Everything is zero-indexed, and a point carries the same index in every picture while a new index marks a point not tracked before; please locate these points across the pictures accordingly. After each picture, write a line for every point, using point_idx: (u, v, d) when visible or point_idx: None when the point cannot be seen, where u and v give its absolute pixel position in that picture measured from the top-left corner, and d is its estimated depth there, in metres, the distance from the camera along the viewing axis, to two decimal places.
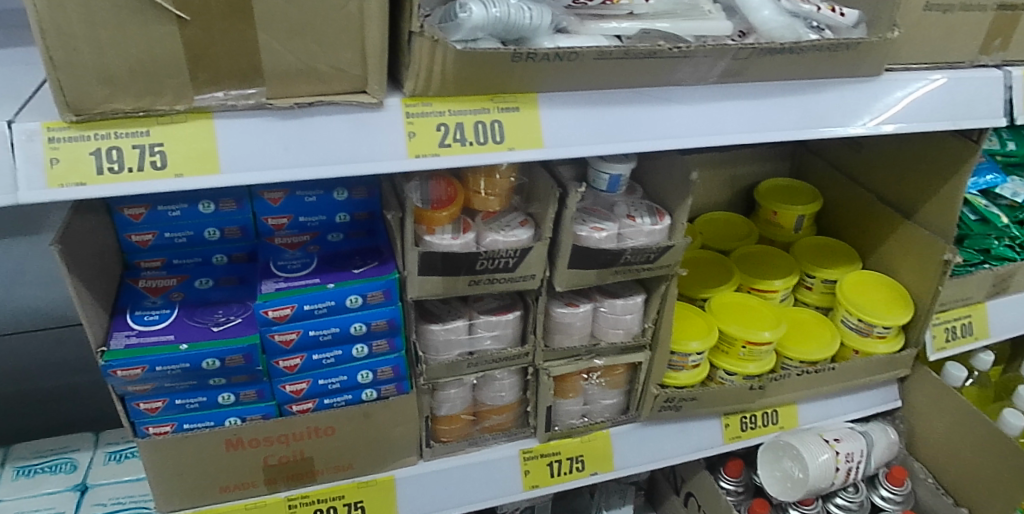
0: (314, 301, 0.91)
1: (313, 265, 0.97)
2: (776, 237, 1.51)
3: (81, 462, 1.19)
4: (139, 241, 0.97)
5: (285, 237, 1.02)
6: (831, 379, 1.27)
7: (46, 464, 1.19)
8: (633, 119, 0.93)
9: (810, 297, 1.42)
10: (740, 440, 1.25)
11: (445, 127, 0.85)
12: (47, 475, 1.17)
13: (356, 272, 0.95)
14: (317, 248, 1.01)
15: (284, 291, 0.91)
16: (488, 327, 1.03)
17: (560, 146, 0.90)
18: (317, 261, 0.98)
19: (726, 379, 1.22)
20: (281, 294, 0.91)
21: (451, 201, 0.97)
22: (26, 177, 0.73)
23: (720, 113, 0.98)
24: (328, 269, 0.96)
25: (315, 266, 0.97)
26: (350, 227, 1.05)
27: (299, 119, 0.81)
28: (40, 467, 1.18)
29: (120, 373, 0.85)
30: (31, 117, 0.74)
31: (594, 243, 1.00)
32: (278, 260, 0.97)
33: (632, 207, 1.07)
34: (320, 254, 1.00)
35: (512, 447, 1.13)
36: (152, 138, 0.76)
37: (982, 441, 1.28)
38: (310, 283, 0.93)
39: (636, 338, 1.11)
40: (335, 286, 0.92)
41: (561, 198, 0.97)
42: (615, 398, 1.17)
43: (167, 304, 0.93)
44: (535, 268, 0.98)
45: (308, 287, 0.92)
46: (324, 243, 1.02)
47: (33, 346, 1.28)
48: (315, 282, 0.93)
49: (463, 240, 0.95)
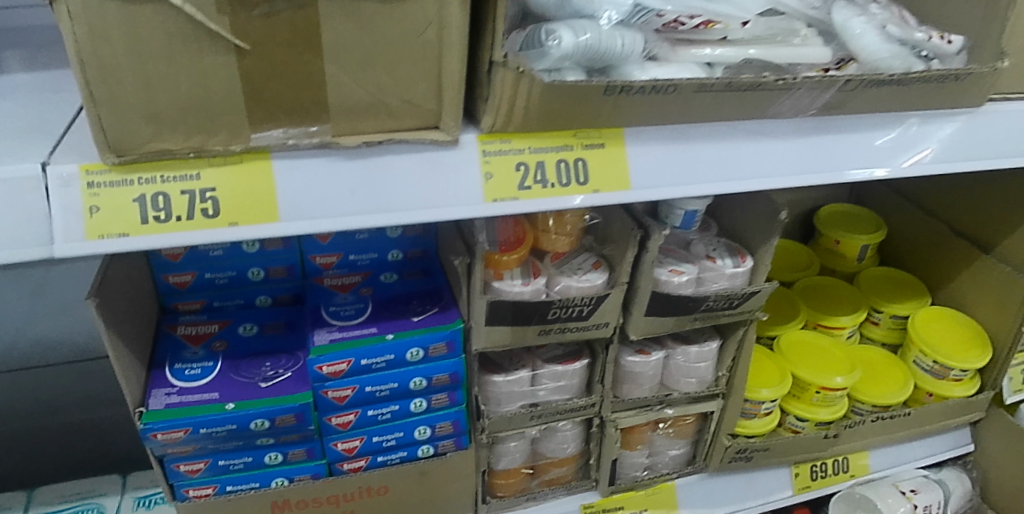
0: (372, 355, 0.83)
1: (367, 311, 0.89)
2: (837, 267, 1.42)
3: (108, 508, 1.10)
4: (177, 283, 0.90)
5: (335, 277, 0.94)
6: (907, 425, 1.18)
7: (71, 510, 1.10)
8: (729, 159, 0.86)
9: (876, 333, 1.33)
10: (810, 491, 1.16)
11: (525, 167, 0.76)
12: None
13: (416, 320, 0.87)
14: (370, 291, 0.92)
15: (340, 343, 0.83)
16: (553, 377, 0.94)
17: (645, 185, 0.81)
18: (371, 307, 0.90)
19: (796, 425, 1.13)
20: (336, 347, 0.82)
21: (519, 242, 0.88)
22: (63, 228, 0.64)
23: (815, 149, 0.90)
24: (385, 316, 0.88)
25: (370, 313, 0.88)
26: (403, 267, 0.97)
27: (366, 159, 0.71)
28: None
29: (161, 436, 0.77)
30: (67, 158, 0.65)
31: (673, 287, 0.92)
32: (329, 305, 0.89)
33: (710, 246, 0.98)
34: (374, 298, 0.91)
35: (573, 502, 1.04)
36: (202, 182, 0.67)
37: None
38: (366, 333, 0.84)
39: (709, 388, 1.03)
40: (394, 337, 0.84)
41: (641, 240, 0.87)
42: (682, 449, 1.08)
43: (209, 355, 0.85)
44: (610, 315, 0.89)
45: (365, 338, 0.83)
46: (376, 284, 0.94)
47: (55, 380, 1.19)
48: (372, 331, 0.85)
49: (534, 287, 0.86)
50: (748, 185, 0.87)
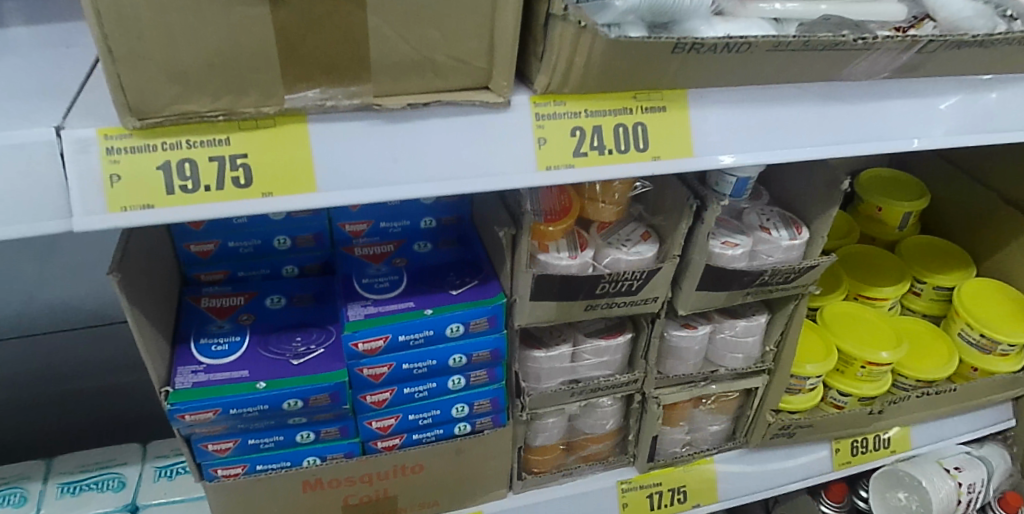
0: (410, 331, 0.77)
1: (402, 284, 0.83)
2: (878, 234, 1.36)
3: (130, 477, 1.07)
4: (200, 252, 0.84)
5: (366, 246, 0.88)
6: (952, 400, 1.14)
7: (92, 480, 1.06)
8: (799, 126, 0.79)
9: (918, 304, 1.28)
10: (850, 466, 1.13)
11: (581, 132, 0.70)
12: (96, 493, 1.04)
13: (454, 293, 0.81)
14: (403, 262, 0.87)
15: (376, 318, 0.78)
16: (596, 353, 0.90)
17: (708, 152, 0.75)
18: (406, 279, 0.84)
19: (838, 400, 1.10)
20: (372, 322, 0.77)
21: (566, 212, 0.82)
22: (81, 199, 0.58)
23: (886, 116, 0.83)
24: (421, 289, 0.82)
25: (405, 286, 0.83)
26: (437, 235, 0.92)
27: (409, 123, 0.65)
28: (86, 484, 1.05)
29: (189, 417, 0.72)
30: (84, 121, 0.58)
31: (727, 261, 0.86)
32: (362, 277, 0.84)
33: (764, 216, 0.92)
34: (409, 269, 0.86)
35: (609, 478, 1.01)
36: (232, 148, 0.61)
37: None
38: (403, 307, 0.79)
39: (756, 363, 0.98)
40: (433, 312, 0.78)
41: (697, 211, 0.81)
42: (723, 424, 1.05)
43: (236, 329, 0.80)
44: (660, 290, 0.84)
45: (404, 314, 0.78)
46: (409, 254, 0.88)
47: (71, 345, 1.15)
48: (409, 306, 0.80)
49: (581, 259, 0.81)
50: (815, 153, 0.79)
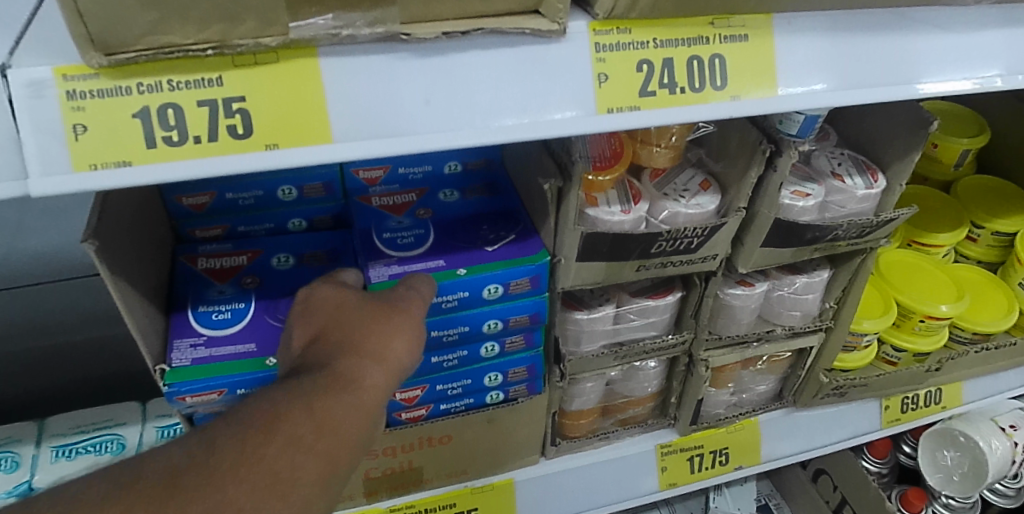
0: (443, 293, 0.67)
1: (428, 239, 0.72)
2: (932, 173, 1.24)
3: (128, 438, 0.99)
4: (193, 205, 0.73)
5: (385, 196, 0.77)
6: (1010, 355, 1.07)
7: (87, 443, 0.99)
8: (901, 59, 0.66)
9: (973, 250, 1.19)
10: (898, 424, 1.07)
11: (649, 66, 0.57)
12: (93, 457, 0.97)
13: (489, 250, 0.71)
14: (428, 213, 0.76)
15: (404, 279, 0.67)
16: (642, 313, 0.80)
17: (800, 82, 0.62)
18: (432, 234, 0.73)
19: (891, 356, 1.02)
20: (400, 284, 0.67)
21: (617, 158, 0.71)
22: (39, 156, 0.47)
23: (998, 46, 0.70)
24: (451, 244, 0.72)
25: (432, 241, 0.72)
26: (463, 183, 0.80)
27: (445, 57, 0.53)
28: (82, 447, 0.98)
29: (190, 399, 0.63)
30: (37, 57, 0.46)
31: (795, 214, 0.75)
32: (383, 230, 0.73)
33: (834, 160, 0.81)
34: (435, 222, 0.75)
35: (648, 441, 0.94)
36: (226, 90, 0.49)
37: None
38: (433, 266, 0.69)
39: (814, 321, 0.89)
40: (467, 272, 0.68)
41: (769, 158, 0.70)
42: (770, 384, 0.97)
43: (239, 294, 0.70)
44: (721, 247, 0.74)
45: (436, 274, 0.68)
46: (433, 204, 0.77)
47: (62, 295, 1.06)
48: (439, 264, 0.69)
49: (636, 214, 0.69)
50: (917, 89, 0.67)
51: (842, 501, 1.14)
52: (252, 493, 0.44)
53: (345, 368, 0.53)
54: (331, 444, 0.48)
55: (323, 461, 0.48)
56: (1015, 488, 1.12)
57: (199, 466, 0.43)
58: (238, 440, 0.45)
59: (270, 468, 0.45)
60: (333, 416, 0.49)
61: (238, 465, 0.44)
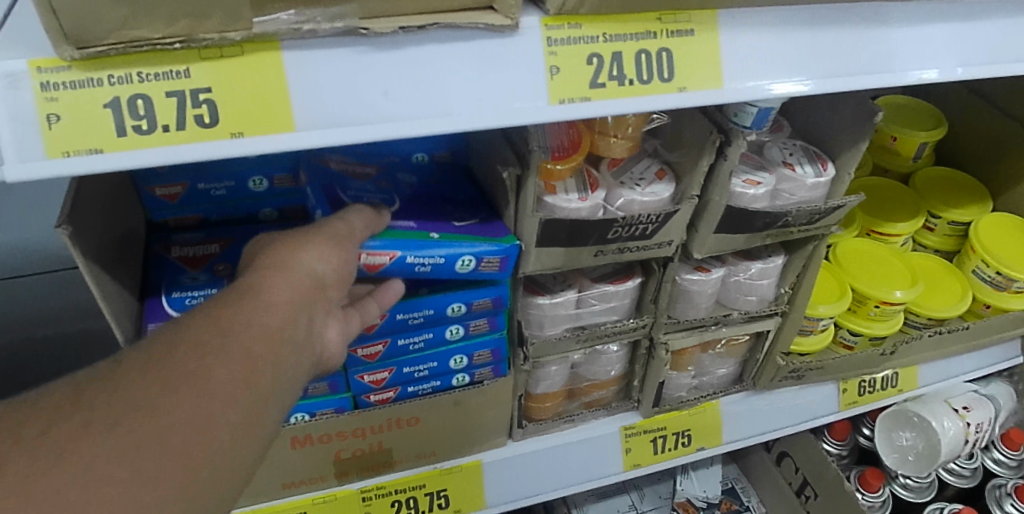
0: (421, 252, 0.67)
1: (393, 203, 0.74)
2: (892, 166, 1.29)
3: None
4: (167, 196, 0.74)
5: (348, 163, 0.78)
6: (963, 339, 1.11)
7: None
8: (842, 52, 0.70)
9: (930, 240, 1.23)
10: (856, 406, 1.11)
11: (599, 60, 0.60)
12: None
13: (458, 226, 0.72)
14: (390, 185, 0.77)
15: (383, 234, 0.68)
16: (603, 298, 0.84)
17: (784, 75, 0.67)
18: (397, 200, 0.75)
19: (848, 340, 1.07)
20: (378, 235, 0.67)
21: (576, 148, 0.74)
22: (16, 145, 0.49)
23: (934, 42, 0.74)
24: (420, 214, 0.73)
25: (399, 209, 0.73)
26: (426, 170, 0.82)
27: (404, 51, 0.56)
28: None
29: None
30: (13, 50, 0.49)
31: (747, 201, 0.79)
32: (347, 189, 0.73)
33: (786, 150, 0.84)
34: (399, 193, 0.76)
35: (613, 424, 0.98)
36: (193, 81, 0.52)
37: None
38: (408, 228, 0.70)
39: (769, 306, 0.93)
40: (440, 237, 0.69)
41: (719, 147, 0.73)
42: (731, 367, 1.01)
43: (212, 280, 0.72)
44: (675, 233, 0.77)
45: (411, 233, 0.69)
46: (396, 179, 0.79)
47: (38, 287, 1.07)
48: (413, 227, 0.70)
49: (592, 202, 0.73)
50: (894, 78, 0.71)
51: (804, 482, 1.18)
52: (166, 395, 0.42)
53: (249, 286, 0.52)
54: (243, 344, 0.47)
55: (239, 359, 0.47)
56: (971, 468, 1.18)
57: (99, 383, 0.42)
58: (147, 349, 0.44)
59: (179, 370, 0.44)
60: (236, 322, 0.48)
61: (145, 372, 0.43)
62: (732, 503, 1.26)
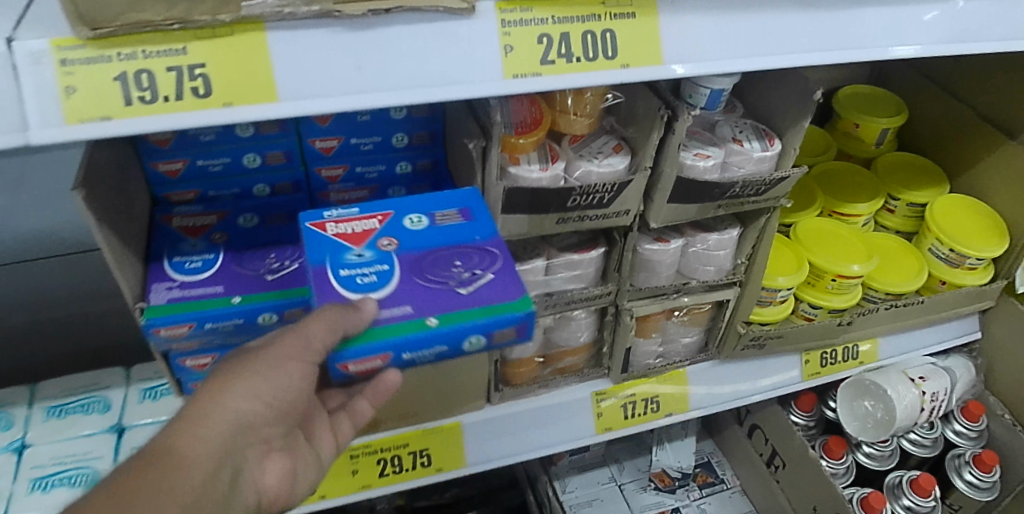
0: (416, 347, 0.61)
1: (392, 275, 0.66)
2: (855, 152, 1.36)
3: (101, 477, 1.02)
4: (168, 172, 0.82)
5: (341, 222, 0.71)
6: (918, 312, 1.18)
7: (66, 475, 1.03)
8: (775, 33, 0.77)
9: (891, 221, 1.30)
10: (819, 377, 1.17)
11: (549, 39, 0.68)
12: (68, 490, 1.01)
13: (465, 293, 0.65)
14: (392, 243, 0.69)
15: (370, 332, 0.61)
16: (568, 266, 0.91)
17: (747, 54, 0.75)
18: (397, 268, 0.67)
19: (808, 313, 1.13)
20: (364, 337, 0.61)
21: (537, 124, 0.81)
22: (37, 111, 0.57)
23: (865, 24, 0.81)
24: (421, 284, 0.66)
25: (398, 278, 0.66)
26: (436, 207, 0.75)
27: (374, 31, 0.63)
28: (57, 479, 1.01)
29: (164, 331, 0.73)
30: (34, 32, 0.57)
31: (699, 173, 0.86)
32: (340, 266, 0.66)
33: (736, 128, 0.91)
34: (400, 254, 0.68)
35: (584, 389, 1.05)
36: (190, 57, 0.60)
37: None
38: (402, 314, 0.62)
39: (727, 276, 0.99)
40: (440, 323, 0.62)
41: (668, 121, 0.80)
42: (696, 336, 1.08)
43: (209, 247, 0.81)
44: (632, 202, 0.84)
45: (404, 324, 0.61)
46: (399, 231, 0.71)
47: (48, 271, 1.16)
48: (409, 312, 0.63)
49: (553, 172, 0.80)
50: (868, 53, 0.80)
51: (773, 452, 1.24)
52: None
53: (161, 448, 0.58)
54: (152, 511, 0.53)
55: None
56: (931, 438, 1.25)
57: None
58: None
59: None
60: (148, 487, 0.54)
61: None
62: (706, 476, 1.34)
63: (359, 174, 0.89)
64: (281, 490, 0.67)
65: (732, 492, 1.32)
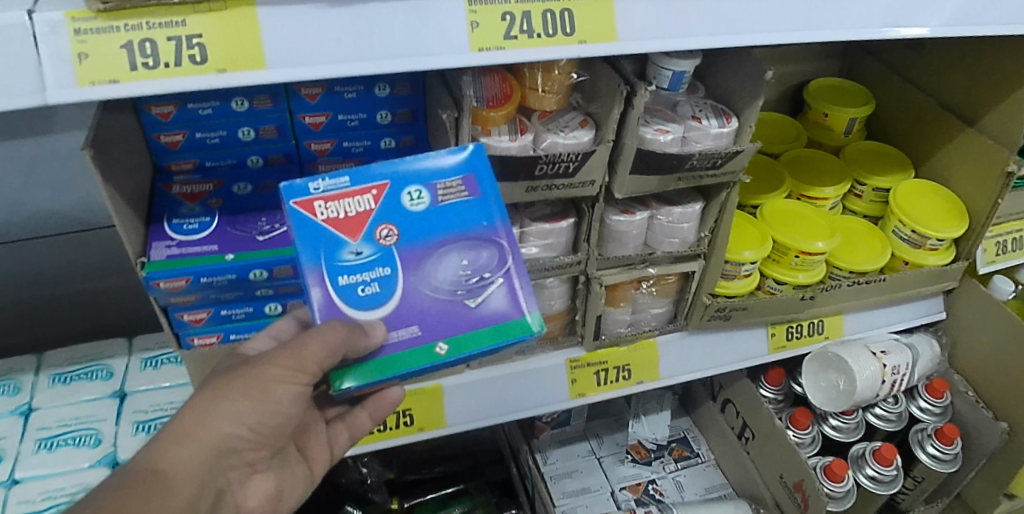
0: (426, 369, 0.75)
1: (395, 282, 0.75)
2: (825, 140, 1.42)
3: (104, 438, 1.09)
4: (169, 143, 0.90)
5: (331, 204, 0.75)
6: (881, 290, 1.24)
7: (71, 435, 1.10)
8: (727, 14, 0.83)
9: (859, 206, 1.35)
10: (785, 350, 1.24)
11: (511, 17, 0.76)
12: (72, 449, 1.09)
13: (471, 311, 0.76)
14: (389, 234, 0.75)
15: (387, 359, 0.74)
16: (540, 235, 0.97)
17: (698, 32, 0.81)
18: (399, 272, 0.75)
19: (774, 288, 1.20)
20: (382, 365, 0.74)
21: (508, 99, 0.88)
22: (53, 75, 0.65)
23: (814, 6, 0.86)
24: (427, 295, 0.76)
25: (403, 287, 0.75)
26: (432, 177, 0.78)
27: (352, 7, 0.70)
28: (62, 440, 1.09)
29: (163, 284, 0.80)
30: (52, 6, 0.65)
31: (659, 146, 0.93)
32: (340, 271, 0.74)
33: (697, 107, 0.98)
34: (399, 250, 0.75)
35: (558, 357, 1.11)
36: (189, 29, 0.67)
37: None
38: (413, 337, 0.74)
39: (692, 248, 1.06)
40: (447, 351, 0.74)
41: (627, 97, 0.87)
42: (664, 308, 1.14)
43: (206, 211, 0.89)
44: (596, 173, 0.91)
45: (416, 352, 0.74)
46: (395, 215, 0.76)
47: (56, 248, 1.24)
48: (418, 334, 0.75)
49: (522, 142, 0.87)
50: (816, 35, 0.86)
51: (744, 425, 1.30)
52: None
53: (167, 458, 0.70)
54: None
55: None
56: (897, 413, 1.29)
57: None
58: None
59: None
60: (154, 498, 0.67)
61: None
62: (683, 450, 1.40)
63: (346, 149, 0.97)
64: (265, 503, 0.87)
65: (707, 465, 1.38)
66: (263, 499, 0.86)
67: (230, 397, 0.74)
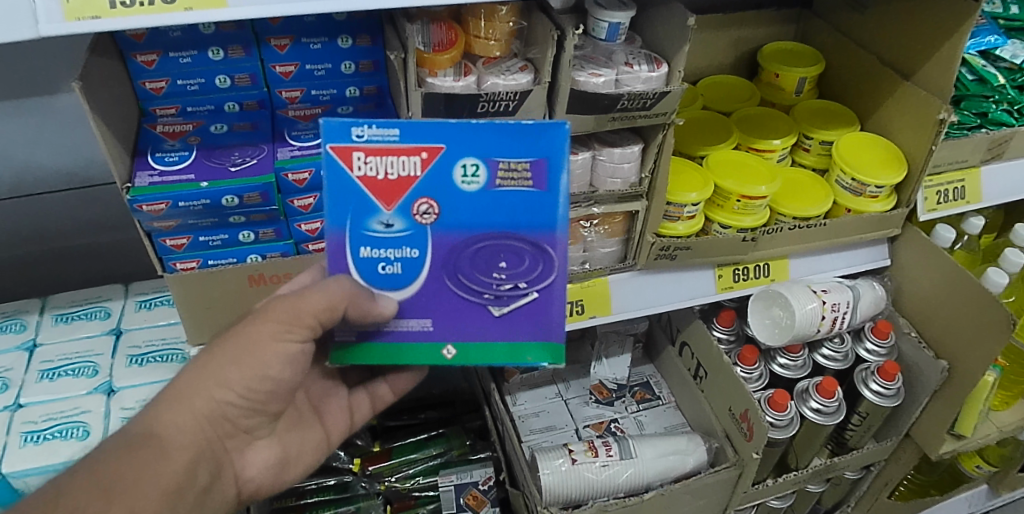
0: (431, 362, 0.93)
1: (422, 261, 0.88)
2: (776, 100, 1.51)
3: (100, 369, 1.21)
4: (154, 89, 1.01)
5: (375, 165, 0.84)
6: (823, 234, 1.31)
7: (69, 365, 1.21)
8: None
9: (807, 159, 1.44)
10: (732, 291, 1.33)
11: None
12: (71, 378, 1.20)
13: (489, 318, 0.91)
14: (425, 207, 0.86)
15: (400, 350, 0.91)
16: None
17: None
18: (427, 253, 0.88)
19: (720, 232, 1.27)
20: (394, 356, 0.91)
21: (452, 45, 0.98)
22: (43, 9, 0.69)
23: None
24: (456, 284, 0.90)
25: (429, 269, 0.89)
26: (493, 157, 0.84)
27: None
28: (63, 370, 1.21)
29: (146, 208, 0.91)
30: None
31: (592, 88, 1.02)
32: (368, 232, 0.87)
33: (631, 55, 1.07)
34: (432, 230, 0.87)
35: None
36: None
37: (971, 298, 1.30)
38: (426, 331, 0.91)
39: (634, 188, 1.14)
40: (452, 357, 0.92)
41: (559, 40, 0.96)
42: (614, 247, 1.23)
43: (185, 147, 1.00)
44: (535, 112, 1.00)
45: (426, 347, 0.91)
46: (439, 189, 0.85)
47: (61, 203, 1.35)
48: (431, 329, 0.91)
49: (465, 83, 0.97)
50: None
51: (698, 365, 1.39)
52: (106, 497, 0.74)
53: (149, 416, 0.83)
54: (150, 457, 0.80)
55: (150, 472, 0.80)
56: (843, 353, 1.37)
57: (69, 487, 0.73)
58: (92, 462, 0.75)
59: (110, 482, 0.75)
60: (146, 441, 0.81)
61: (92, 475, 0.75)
62: (645, 394, 1.49)
63: (315, 96, 1.07)
64: (270, 467, 1.02)
65: (667, 407, 1.47)
66: (270, 456, 1.01)
67: (224, 362, 0.87)
